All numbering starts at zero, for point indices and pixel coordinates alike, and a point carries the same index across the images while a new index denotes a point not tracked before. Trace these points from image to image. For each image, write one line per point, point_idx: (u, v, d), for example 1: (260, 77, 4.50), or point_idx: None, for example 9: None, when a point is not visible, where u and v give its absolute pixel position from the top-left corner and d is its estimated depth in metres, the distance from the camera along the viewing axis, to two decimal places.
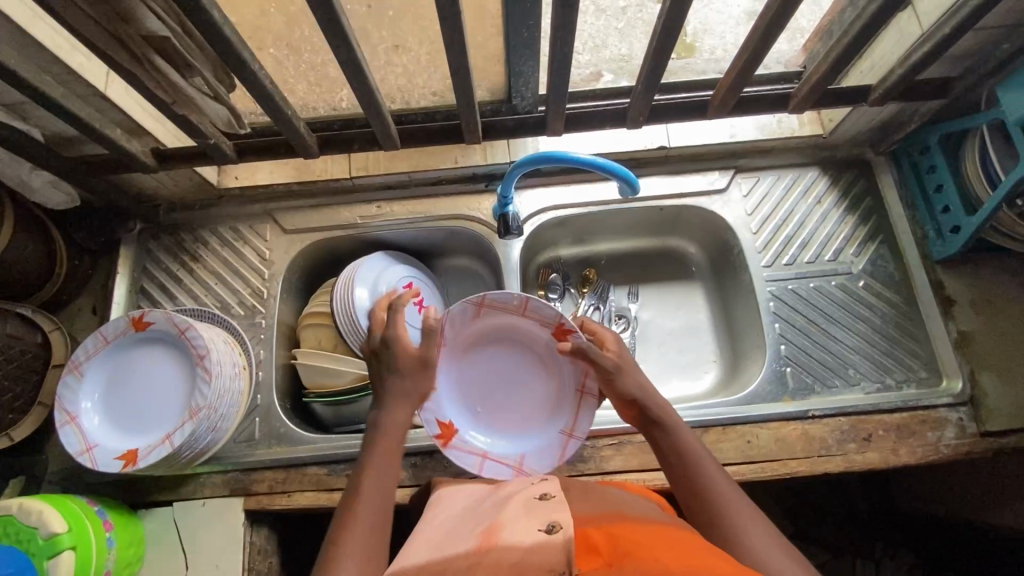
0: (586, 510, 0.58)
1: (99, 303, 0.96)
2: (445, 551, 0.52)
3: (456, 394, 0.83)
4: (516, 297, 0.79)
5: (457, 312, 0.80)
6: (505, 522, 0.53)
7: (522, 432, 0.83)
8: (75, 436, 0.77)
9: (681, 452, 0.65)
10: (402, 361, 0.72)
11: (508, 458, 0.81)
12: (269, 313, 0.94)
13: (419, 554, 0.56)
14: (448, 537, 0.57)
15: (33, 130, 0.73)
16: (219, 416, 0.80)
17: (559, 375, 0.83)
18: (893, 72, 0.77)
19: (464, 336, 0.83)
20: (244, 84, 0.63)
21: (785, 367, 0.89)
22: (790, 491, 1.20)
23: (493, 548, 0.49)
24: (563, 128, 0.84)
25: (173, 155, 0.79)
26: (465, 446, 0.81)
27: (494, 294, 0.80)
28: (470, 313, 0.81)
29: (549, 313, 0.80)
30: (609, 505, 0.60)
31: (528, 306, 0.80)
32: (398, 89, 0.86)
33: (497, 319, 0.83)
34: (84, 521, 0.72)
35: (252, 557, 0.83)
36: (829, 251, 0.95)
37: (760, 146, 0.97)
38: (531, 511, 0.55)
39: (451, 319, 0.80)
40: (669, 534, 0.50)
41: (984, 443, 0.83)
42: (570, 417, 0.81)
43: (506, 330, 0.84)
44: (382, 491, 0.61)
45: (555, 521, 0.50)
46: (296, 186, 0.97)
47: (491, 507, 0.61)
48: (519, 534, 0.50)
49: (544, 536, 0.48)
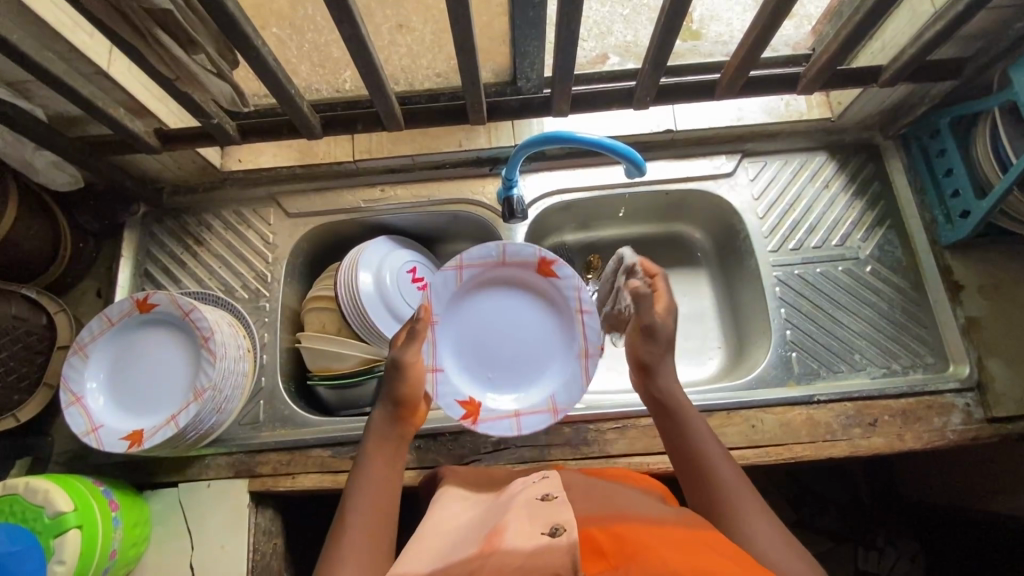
0: (592, 511, 0.55)
1: (103, 286, 0.96)
2: (448, 560, 0.50)
3: (467, 367, 0.83)
4: (491, 248, 0.82)
5: (440, 284, 0.82)
6: (509, 525, 0.50)
7: (544, 377, 0.84)
8: (80, 416, 0.77)
9: (690, 439, 0.64)
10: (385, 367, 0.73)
11: (539, 406, 0.81)
12: (273, 297, 0.94)
13: (418, 561, 0.53)
14: (451, 544, 0.54)
15: (36, 109, 0.73)
16: (223, 397, 0.80)
17: (553, 310, 0.85)
18: (905, 51, 0.76)
19: (454, 307, 0.84)
20: (247, 61, 0.62)
21: (790, 352, 0.89)
22: (793, 478, 1.20)
23: (495, 552, 0.46)
24: (568, 108, 0.83)
25: (176, 135, 0.78)
26: (494, 413, 0.81)
27: (468, 254, 0.82)
28: (454, 281, 0.83)
29: (526, 252, 0.83)
30: (612, 505, 0.57)
31: (505, 253, 0.83)
32: (402, 69, 0.86)
33: (480, 279, 0.84)
34: (90, 500, 0.72)
35: (258, 538, 0.83)
36: (836, 236, 0.94)
37: (768, 129, 0.96)
38: (535, 515, 0.51)
39: (436, 292, 0.82)
40: (687, 543, 0.47)
41: (990, 428, 0.82)
42: (578, 339, 0.84)
43: (491, 287, 0.85)
44: (380, 497, 0.62)
45: (560, 524, 0.48)
46: (299, 168, 0.96)
47: (495, 511, 0.57)
48: (522, 538, 0.47)
49: (549, 538, 0.46)
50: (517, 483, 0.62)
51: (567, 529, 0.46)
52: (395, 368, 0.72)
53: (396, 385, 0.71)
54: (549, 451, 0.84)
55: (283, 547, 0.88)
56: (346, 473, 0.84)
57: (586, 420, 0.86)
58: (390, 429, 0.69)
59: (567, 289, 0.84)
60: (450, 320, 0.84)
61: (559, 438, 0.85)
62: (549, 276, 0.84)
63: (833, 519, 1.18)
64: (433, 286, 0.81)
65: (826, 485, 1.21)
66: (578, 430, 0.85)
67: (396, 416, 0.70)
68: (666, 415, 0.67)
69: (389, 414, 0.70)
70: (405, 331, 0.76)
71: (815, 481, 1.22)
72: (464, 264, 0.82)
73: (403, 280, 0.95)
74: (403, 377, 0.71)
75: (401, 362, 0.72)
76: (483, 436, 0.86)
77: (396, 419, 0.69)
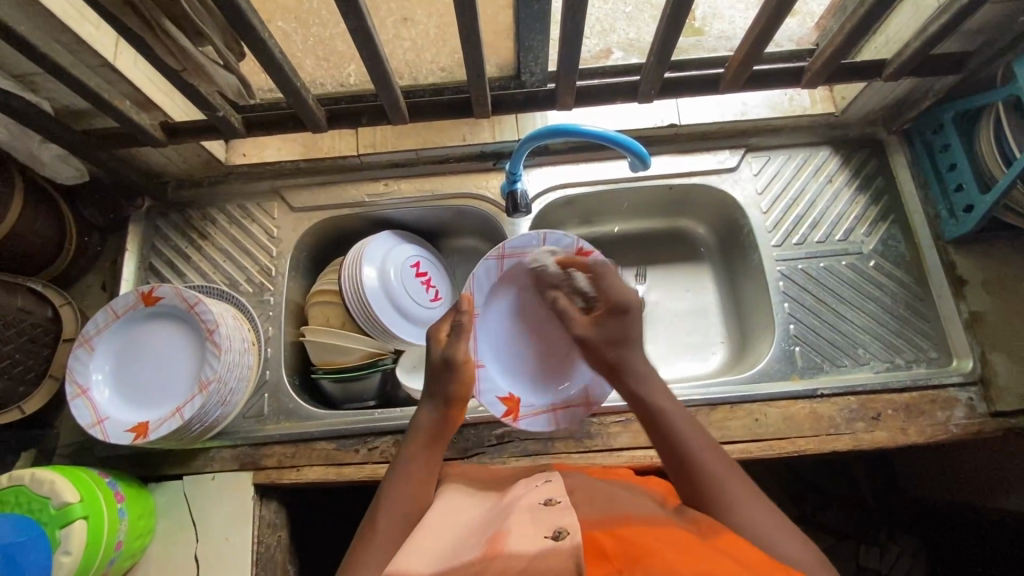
0: (593, 514, 0.54)
1: (108, 280, 0.97)
2: (449, 563, 0.49)
3: (506, 360, 0.87)
4: (532, 238, 0.86)
5: (481, 274, 0.86)
6: (512, 528, 0.50)
7: (578, 369, 0.87)
8: (86, 408, 0.78)
9: (676, 438, 0.61)
10: (434, 363, 0.72)
11: (573, 400, 0.85)
12: (277, 291, 0.94)
13: (419, 557, 0.51)
14: (452, 544, 0.53)
15: (43, 102, 0.73)
16: (229, 390, 0.80)
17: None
18: (910, 45, 0.76)
19: (494, 299, 0.88)
20: (254, 53, 0.62)
21: (794, 346, 0.89)
22: (795, 476, 1.20)
23: (498, 556, 0.46)
24: (573, 102, 0.83)
25: (181, 129, 0.78)
26: (532, 408, 0.85)
27: (509, 244, 0.86)
28: (495, 271, 0.87)
29: (564, 242, 0.86)
30: (613, 507, 0.57)
31: (543, 243, 0.86)
32: (406, 64, 0.86)
33: (521, 269, 0.88)
34: (95, 492, 0.72)
35: (262, 531, 0.83)
36: (840, 230, 0.94)
37: (771, 124, 0.96)
38: (537, 518, 0.51)
39: (478, 282, 0.86)
40: (694, 546, 0.47)
41: (993, 422, 0.82)
42: None
43: (529, 279, 0.89)
44: (411, 498, 0.63)
45: (563, 527, 0.48)
46: (303, 163, 0.97)
47: (498, 514, 0.57)
48: (526, 541, 0.47)
49: (552, 542, 0.46)
50: (520, 487, 0.63)
51: (570, 533, 0.47)
52: (447, 367, 0.71)
53: (447, 384, 0.71)
54: (553, 444, 0.85)
55: (288, 540, 0.89)
56: (350, 465, 0.84)
57: (589, 413, 0.86)
58: (438, 424, 0.69)
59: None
60: (492, 310, 0.88)
61: (563, 431, 0.85)
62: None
63: (835, 516, 1.18)
64: (476, 275, 0.86)
65: (827, 481, 1.22)
66: (581, 423, 0.86)
67: (445, 414, 0.70)
68: (648, 413, 0.64)
69: (438, 411, 0.70)
70: (446, 327, 0.75)
71: (817, 478, 1.22)
72: (505, 256, 0.86)
73: (407, 274, 0.96)
74: (455, 377, 0.71)
75: (456, 361, 0.71)
76: (487, 429, 0.86)
77: (442, 417, 0.69)
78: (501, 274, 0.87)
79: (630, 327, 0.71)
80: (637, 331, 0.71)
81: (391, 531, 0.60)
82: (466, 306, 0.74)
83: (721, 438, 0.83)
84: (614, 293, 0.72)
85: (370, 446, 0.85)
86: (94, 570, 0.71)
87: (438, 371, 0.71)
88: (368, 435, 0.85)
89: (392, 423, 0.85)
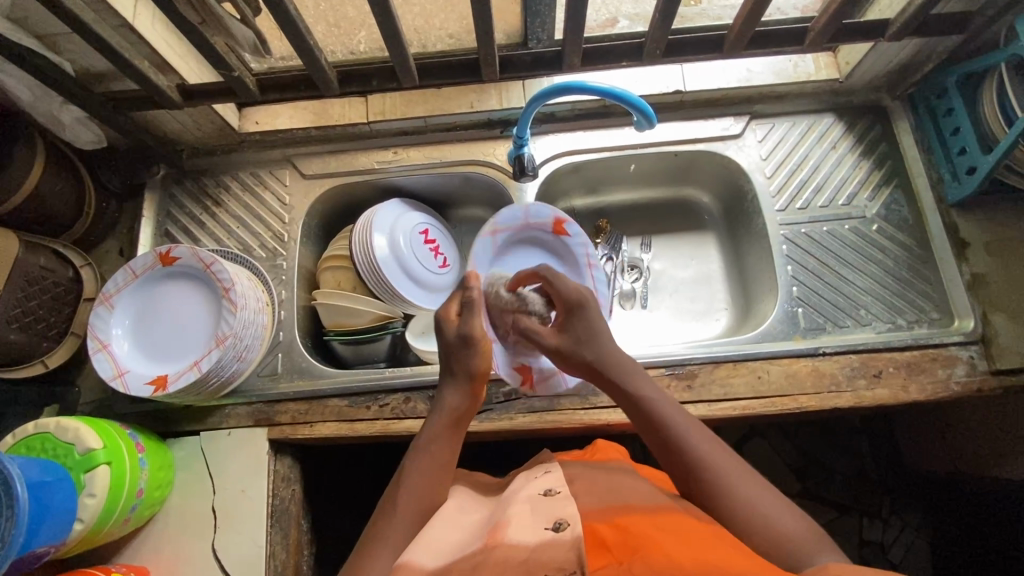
0: (592, 500, 0.56)
1: (126, 246, 0.99)
2: (454, 554, 0.51)
3: None
4: (517, 210, 0.92)
5: (479, 251, 0.92)
6: (512, 519, 0.52)
7: None
8: (107, 362, 0.80)
9: (664, 429, 0.63)
10: (450, 341, 0.72)
11: None
12: (290, 256, 0.96)
13: (425, 545, 0.53)
14: (462, 536, 0.55)
15: (65, 63, 0.76)
16: (244, 346, 0.83)
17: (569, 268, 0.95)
18: (911, 3, 0.77)
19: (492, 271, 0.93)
20: (270, 9, 0.64)
21: (797, 308, 0.90)
22: (797, 449, 1.22)
23: (498, 545, 0.48)
24: (580, 62, 0.83)
25: (197, 91, 0.81)
26: (546, 374, 0.87)
27: (497, 218, 0.92)
28: (489, 246, 0.92)
29: (542, 213, 0.93)
30: (611, 493, 0.58)
31: (526, 214, 0.93)
32: (415, 29, 0.90)
33: (511, 240, 0.94)
34: (117, 439, 0.75)
35: (277, 484, 0.86)
36: (843, 195, 0.95)
37: (775, 90, 0.97)
38: (536, 509, 0.53)
39: (476, 257, 0.91)
40: (690, 535, 0.48)
41: (994, 380, 0.83)
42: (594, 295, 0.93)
43: (517, 251, 0.95)
44: (433, 481, 0.64)
45: (563, 519, 0.50)
46: (314, 130, 0.98)
47: (501, 505, 0.59)
48: (527, 533, 0.49)
49: (552, 534, 0.49)
50: (522, 477, 0.65)
51: (570, 524, 0.49)
52: (464, 344, 0.71)
53: (471, 359, 0.72)
54: (559, 400, 0.86)
55: (302, 495, 0.92)
56: (362, 421, 0.86)
57: None
58: (464, 404, 0.70)
59: (576, 246, 0.94)
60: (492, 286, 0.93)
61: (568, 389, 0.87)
62: (561, 235, 0.94)
63: (838, 490, 1.20)
64: (473, 249, 0.91)
65: (832, 456, 1.22)
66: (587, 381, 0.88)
67: (471, 390, 0.71)
68: (630, 403, 0.67)
69: (464, 392, 0.71)
70: (455, 305, 0.76)
71: (822, 453, 1.23)
72: (494, 234, 0.92)
73: (416, 241, 0.98)
74: (477, 352, 0.72)
75: (474, 337, 0.71)
76: (495, 387, 0.88)
77: (469, 394, 0.71)
78: (493, 249, 0.93)
79: (593, 322, 0.74)
80: (599, 326, 0.74)
81: (411, 506, 0.61)
82: (474, 282, 0.75)
83: (724, 395, 0.85)
84: (569, 295, 0.76)
85: (381, 403, 0.87)
86: (118, 513, 0.74)
87: (456, 349, 0.72)
88: (379, 394, 0.87)
89: (402, 381, 0.87)
